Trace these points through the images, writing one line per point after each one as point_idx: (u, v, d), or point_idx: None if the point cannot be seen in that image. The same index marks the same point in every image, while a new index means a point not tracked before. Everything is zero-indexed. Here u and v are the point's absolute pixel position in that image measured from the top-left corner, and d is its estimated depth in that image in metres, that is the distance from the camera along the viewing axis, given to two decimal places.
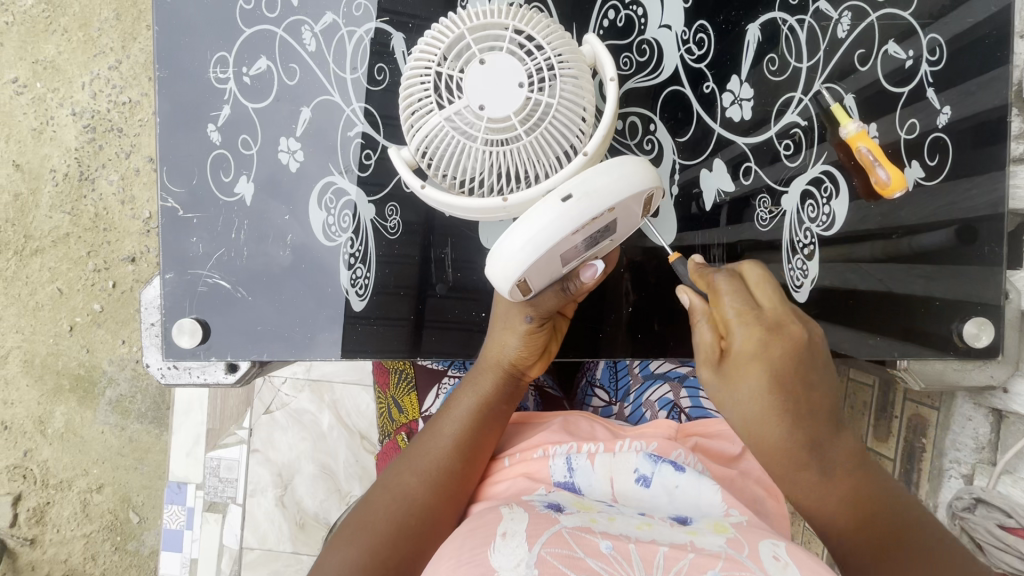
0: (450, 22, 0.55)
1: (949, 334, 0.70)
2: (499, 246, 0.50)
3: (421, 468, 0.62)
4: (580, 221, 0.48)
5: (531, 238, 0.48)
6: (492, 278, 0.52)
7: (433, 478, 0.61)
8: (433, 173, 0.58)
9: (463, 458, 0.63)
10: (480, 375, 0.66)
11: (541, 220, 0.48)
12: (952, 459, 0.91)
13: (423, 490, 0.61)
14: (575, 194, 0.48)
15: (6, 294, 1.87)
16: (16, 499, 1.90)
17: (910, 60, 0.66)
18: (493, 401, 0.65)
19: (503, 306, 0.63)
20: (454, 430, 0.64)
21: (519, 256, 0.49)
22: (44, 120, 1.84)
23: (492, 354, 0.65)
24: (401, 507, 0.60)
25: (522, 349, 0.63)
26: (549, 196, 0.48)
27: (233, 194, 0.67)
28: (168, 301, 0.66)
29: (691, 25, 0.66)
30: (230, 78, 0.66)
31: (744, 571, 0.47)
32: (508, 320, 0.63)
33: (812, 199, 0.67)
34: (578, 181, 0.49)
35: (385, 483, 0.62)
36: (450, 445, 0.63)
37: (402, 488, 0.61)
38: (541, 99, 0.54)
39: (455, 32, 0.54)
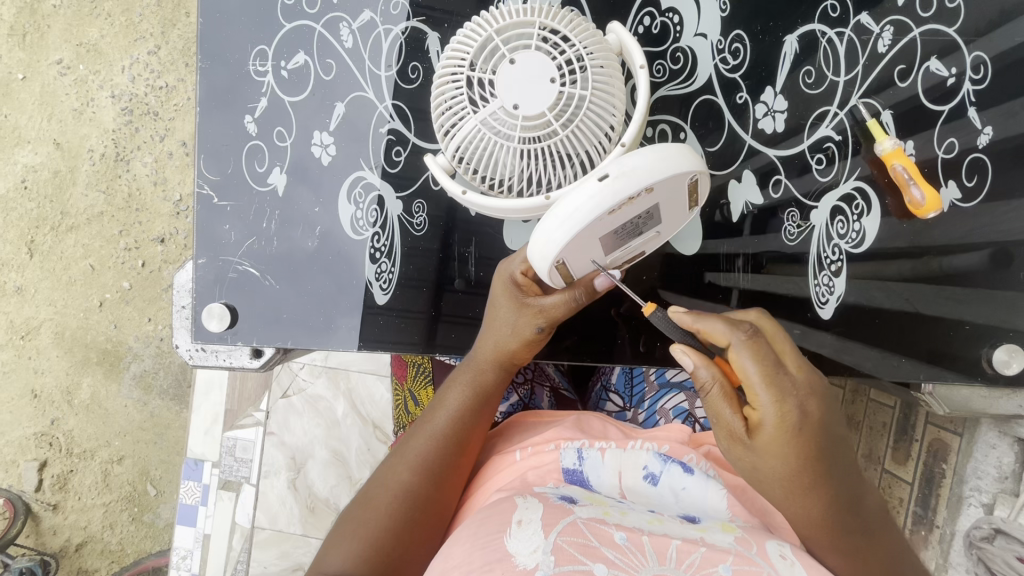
0: (477, 22, 0.57)
1: (977, 359, 0.68)
2: (538, 226, 0.52)
3: (419, 464, 0.62)
4: (618, 198, 0.49)
5: (567, 215, 0.50)
6: (531, 259, 0.54)
7: (429, 472, 0.61)
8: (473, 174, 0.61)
9: (457, 449, 0.63)
10: (477, 370, 0.65)
11: (577, 198, 0.49)
12: (973, 487, 0.89)
13: (420, 487, 0.61)
14: (613, 173, 0.49)
15: (41, 268, 1.94)
16: (42, 465, 1.98)
17: (952, 77, 0.64)
18: (487, 396, 0.65)
19: (506, 311, 0.61)
20: (448, 425, 0.63)
21: (558, 234, 0.50)
22: (84, 101, 1.90)
23: (490, 351, 0.64)
24: (401, 505, 0.60)
25: (522, 346, 0.63)
26: (587, 176, 0.50)
27: (266, 184, 0.68)
28: (200, 285, 0.69)
29: (727, 35, 0.65)
30: (269, 71, 0.68)
31: (753, 567, 0.50)
32: (516, 328, 0.61)
33: (843, 216, 0.66)
34: (615, 162, 0.50)
35: (382, 480, 0.62)
36: (444, 438, 0.63)
37: (398, 486, 0.61)
38: (575, 93, 0.56)
39: (483, 36, 0.56)
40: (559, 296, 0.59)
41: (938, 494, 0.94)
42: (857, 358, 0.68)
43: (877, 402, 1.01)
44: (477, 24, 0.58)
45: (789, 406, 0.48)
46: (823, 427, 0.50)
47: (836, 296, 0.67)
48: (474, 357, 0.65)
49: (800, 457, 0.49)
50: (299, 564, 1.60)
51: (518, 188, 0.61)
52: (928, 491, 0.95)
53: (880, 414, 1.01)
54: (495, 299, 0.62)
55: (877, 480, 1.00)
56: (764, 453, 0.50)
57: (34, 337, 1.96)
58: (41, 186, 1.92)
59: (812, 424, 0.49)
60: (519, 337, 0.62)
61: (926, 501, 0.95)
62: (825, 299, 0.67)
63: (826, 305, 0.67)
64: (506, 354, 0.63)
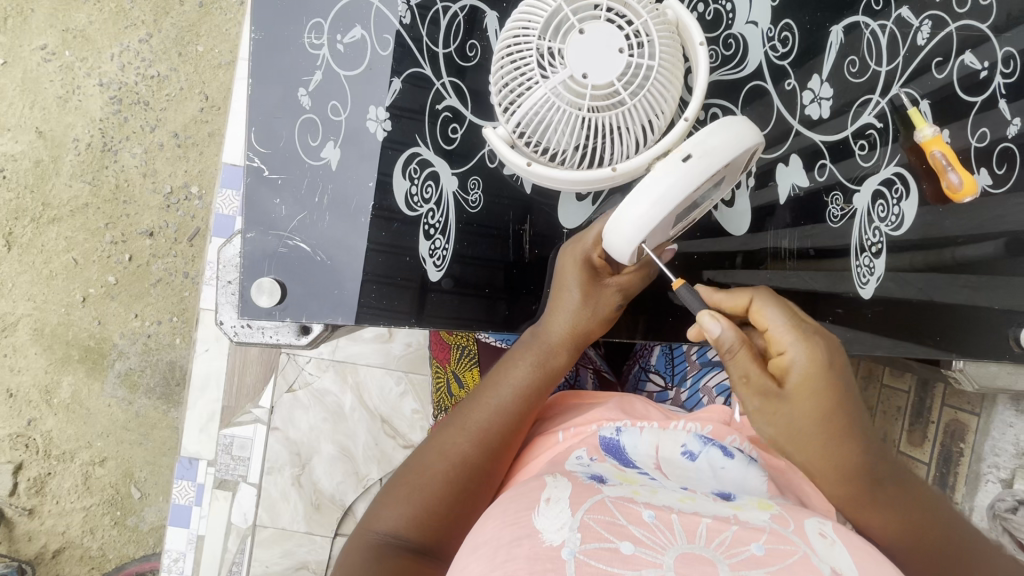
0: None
1: (1007, 339, 0.72)
2: (622, 209, 0.55)
3: (480, 438, 0.62)
4: (703, 175, 0.53)
5: (658, 195, 0.52)
6: (612, 240, 0.56)
7: (489, 445, 0.62)
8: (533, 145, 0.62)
9: (519, 425, 0.64)
10: (546, 349, 0.65)
11: (666, 178, 0.53)
12: (991, 464, 0.95)
13: (481, 458, 0.61)
14: (694, 152, 0.53)
15: (21, 261, 1.86)
16: (17, 468, 1.89)
17: (984, 70, 0.68)
18: (551, 375, 0.65)
19: (576, 286, 0.63)
20: (513, 401, 0.64)
21: (649, 215, 0.53)
22: (70, 89, 1.84)
23: (562, 330, 0.65)
24: (460, 473, 0.60)
25: (594, 325, 0.65)
26: (670, 157, 0.53)
27: (319, 159, 0.68)
28: (248, 260, 0.67)
29: (777, 24, 0.68)
30: (325, 45, 0.67)
31: (788, 545, 0.50)
32: (594, 306, 0.64)
33: (884, 199, 0.69)
34: (693, 142, 0.54)
35: (439, 447, 0.62)
36: (510, 414, 0.63)
37: (458, 455, 0.61)
38: (643, 64, 0.57)
39: (553, 7, 0.57)
40: (636, 270, 0.64)
41: (955, 473, 0.98)
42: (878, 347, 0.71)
43: (892, 388, 1.05)
44: None
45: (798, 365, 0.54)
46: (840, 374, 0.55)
47: (876, 278, 0.70)
48: (546, 336, 0.65)
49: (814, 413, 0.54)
50: (302, 562, 1.56)
51: (577, 159, 0.62)
52: (945, 470, 0.99)
53: (894, 398, 1.05)
54: (569, 277, 0.64)
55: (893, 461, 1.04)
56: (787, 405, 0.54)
57: (11, 333, 1.87)
58: (21, 175, 1.84)
59: (823, 382, 0.54)
60: (596, 316, 0.65)
61: (943, 480, 0.99)
62: (866, 280, 0.70)
63: (866, 285, 0.70)
64: (580, 333, 0.65)
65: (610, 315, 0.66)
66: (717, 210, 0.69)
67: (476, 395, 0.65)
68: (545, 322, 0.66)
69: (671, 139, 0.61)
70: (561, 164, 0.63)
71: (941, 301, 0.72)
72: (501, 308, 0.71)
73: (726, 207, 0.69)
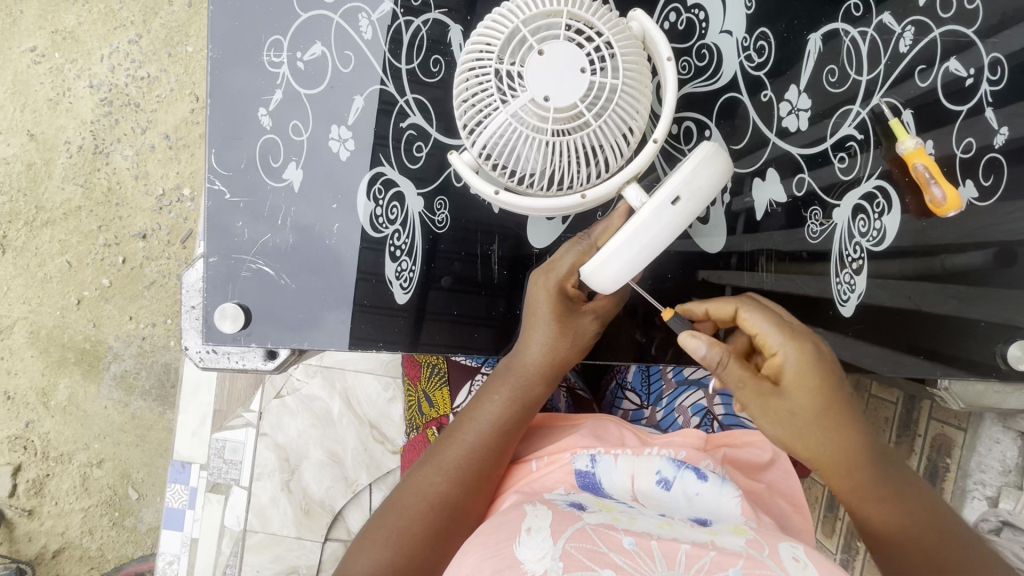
0: (505, 12, 0.55)
1: (993, 356, 0.70)
2: (610, 255, 0.55)
3: (458, 474, 0.59)
4: (686, 219, 0.55)
5: (643, 240, 0.54)
6: (596, 284, 0.57)
7: (466, 480, 0.59)
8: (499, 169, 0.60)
9: (496, 460, 0.61)
10: (525, 379, 0.62)
11: (658, 224, 0.54)
12: (976, 480, 0.92)
13: (459, 496, 0.59)
14: (682, 197, 0.54)
15: (15, 264, 1.86)
16: (16, 470, 1.90)
17: (970, 78, 0.66)
18: (530, 405, 0.63)
19: (557, 316, 0.60)
20: (488, 437, 0.61)
21: (638, 261, 0.55)
22: (61, 91, 1.82)
23: (540, 359, 0.62)
24: (438, 512, 0.58)
25: (570, 353, 0.63)
26: (660, 200, 0.54)
27: (281, 179, 0.66)
28: (211, 284, 0.66)
29: (752, 32, 0.65)
30: (285, 62, 0.65)
31: (765, 570, 0.50)
32: (572, 334, 0.62)
33: (865, 214, 0.67)
34: (679, 180, 0.54)
35: (414, 486, 0.59)
36: (487, 450, 0.61)
37: (435, 493, 0.59)
38: (606, 83, 0.55)
39: (510, 26, 0.54)
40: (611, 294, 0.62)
41: (942, 488, 0.95)
42: (861, 355, 0.69)
43: (879, 399, 1.03)
44: (502, 14, 0.56)
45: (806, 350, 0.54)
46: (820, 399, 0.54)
47: (857, 295, 0.68)
48: (524, 366, 0.63)
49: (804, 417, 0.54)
50: (292, 567, 1.54)
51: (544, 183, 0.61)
52: (931, 485, 0.97)
53: (881, 408, 1.03)
54: (546, 305, 0.60)
55: None
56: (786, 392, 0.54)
57: (7, 336, 1.87)
58: (14, 179, 1.84)
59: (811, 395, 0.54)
60: (574, 344, 0.62)
61: None
62: (846, 297, 0.68)
63: (847, 303, 0.68)
64: (558, 362, 0.62)
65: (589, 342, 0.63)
66: (691, 226, 0.68)
67: (452, 428, 0.62)
68: (521, 352, 0.63)
69: (641, 161, 0.59)
70: (528, 185, 0.61)
71: (929, 311, 0.70)
72: (472, 332, 0.70)
73: (700, 224, 0.67)
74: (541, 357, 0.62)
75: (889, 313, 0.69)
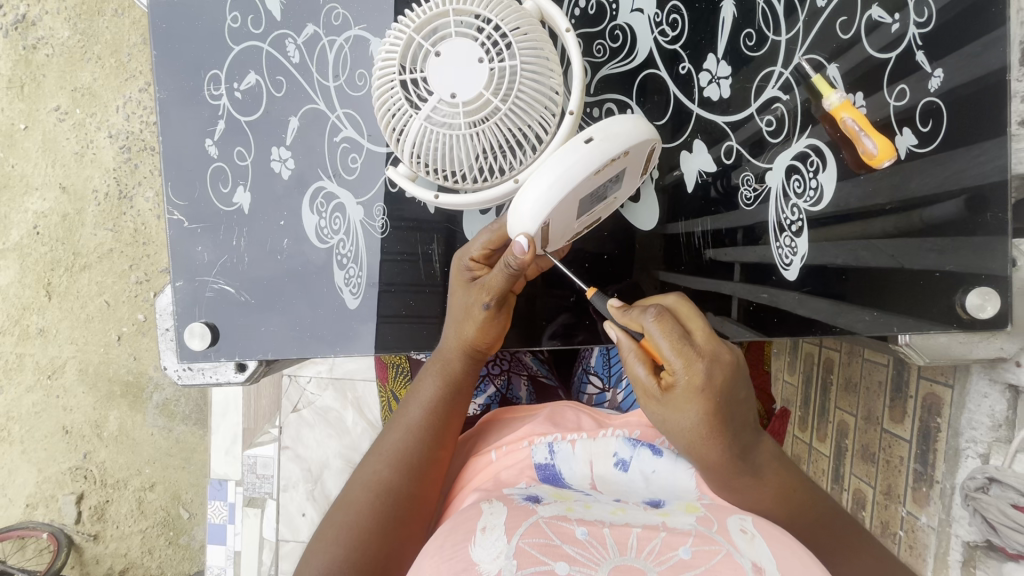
0: (397, 28, 0.58)
1: (951, 306, 0.70)
2: (526, 190, 0.54)
3: (397, 460, 0.62)
4: (602, 157, 0.53)
5: (558, 176, 0.53)
6: (519, 221, 0.55)
7: (406, 465, 0.62)
8: (433, 173, 0.62)
9: (430, 441, 0.64)
10: (447, 362, 0.66)
11: (570, 158, 0.53)
12: (968, 439, 0.89)
13: (401, 481, 0.61)
14: (597, 136, 0.54)
15: (61, 309, 1.99)
16: (79, 497, 2.04)
17: (896, 23, 0.68)
18: (457, 383, 0.67)
19: (461, 299, 0.64)
20: (419, 417, 0.65)
21: (552, 195, 0.53)
22: (84, 144, 1.92)
23: (453, 340, 0.66)
24: (382, 501, 0.60)
25: (476, 329, 0.64)
26: (573, 140, 0.54)
27: (232, 204, 0.71)
28: (180, 307, 0.72)
29: (663, 8, 0.70)
30: (223, 95, 0.70)
31: (715, 547, 0.45)
32: (467, 309, 0.64)
33: (799, 174, 0.71)
34: (597, 126, 0.54)
35: (360, 481, 0.62)
36: (417, 432, 0.64)
37: (379, 483, 0.61)
38: (506, 66, 0.56)
39: (406, 36, 0.57)
40: (495, 271, 0.60)
41: (936, 450, 0.94)
42: (839, 315, 0.71)
43: (872, 362, 1.06)
44: (398, 28, 0.59)
45: (699, 367, 0.50)
46: (725, 392, 0.51)
47: (799, 257, 0.71)
48: (442, 347, 0.67)
49: (704, 415, 0.51)
50: None
51: (482, 175, 0.62)
52: (925, 447, 0.95)
53: (875, 372, 1.05)
54: (451, 289, 0.66)
55: (878, 439, 1.04)
56: (673, 408, 0.52)
57: (60, 375, 2.01)
58: (52, 230, 1.95)
59: (718, 386, 0.50)
60: (474, 320, 0.64)
61: (925, 458, 0.96)
62: (789, 261, 0.71)
63: (790, 266, 0.71)
64: (473, 342, 0.65)
65: (490, 316, 0.63)
66: (624, 207, 0.72)
67: (390, 419, 0.67)
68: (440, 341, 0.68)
69: (564, 132, 0.60)
70: (466, 183, 0.63)
71: (910, 269, 0.70)
72: (423, 330, 0.71)
73: (632, 202, 0.72)
74: (452, 338, 0.66)
75: (861, 271, 0.71)
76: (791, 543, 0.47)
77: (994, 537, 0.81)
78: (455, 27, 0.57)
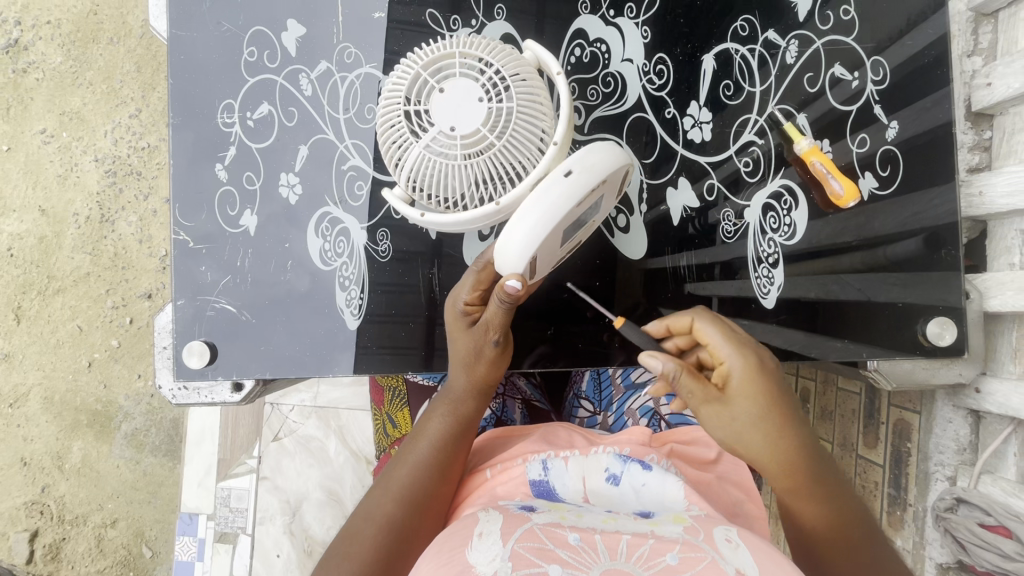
0: (406, 63, 0.63)
1: (915, 334, 0.76)
2: (510, 228, 0.56)
3: (401, 494, 0.63)
4: (583, 190, 0.56)
5: (543, 214, 0.55)
6: (506, 258, 0.57)
7: (409, 500, 0.63)
8: (427, 199, 0.65)
9: (441, 477, 0.65)
10: (455, 400, 0.68)
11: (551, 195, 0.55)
12: (936, 462, 0.94)
13: (404, 515, 0.62)
14: (576, 168, 0.56)
15: (28, 334, 1.93)
16: (33, 535, 1.93)
17: (855, 81, 0.76)
18: (465, 419, 0.68)
19: (466, 340, 0.66)
20: (428, 454, 0.65)
21: (538, 232, 0.55)
22: (68, 167, 1.91)
23: (463, 379, 0.67)
24: (385, 534, 0.61)
25: (486, 366, 0.67)
26: (553, 174, 0.56)
27: (238, 226, 0.73)
28: (179, 326, 0.72)
29: (651, 58, 0.77)
30: (236, 123, 0.74)
31: (700, 553, 0.47)
32: (474, 348, 0.66)
33: (774, 211, 0.76)
34: (575, 158, 0.57)
35: (363, 514, 0.63)
36: (424, 467, 0.65)
37: (382, 517, 0.62)
38: (504, 106, 0.61)
39: (412, 73, 0.61)
40: (492, 308, 0.62)
41: (907, 473, 0.99)
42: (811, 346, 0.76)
43: (844, 390, 1.10)
44: (406, 66, 0.63)
45: (749, 352, 0.61)
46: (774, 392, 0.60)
47: (775, 288, 0.76)
48: (451, 386, 0.68)
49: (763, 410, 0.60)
50: None
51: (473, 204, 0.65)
52: (897, 471, 1.00)
53: (848, 401, 1.09)
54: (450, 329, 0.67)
55: (852, 465, 1.07)
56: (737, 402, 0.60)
57: (22, 404, 1.94)
58: (27, 252, 1.92)
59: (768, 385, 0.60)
60: (484, 357, 0.66)
61: (897, 481, 1.00)
62: (767, 290, 0.76)
63: (768, 295, 0.76)
64: (480, 380, 0.67)
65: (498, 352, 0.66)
66: (615, 237, 0.76)
67: (398, 454, 0.68)
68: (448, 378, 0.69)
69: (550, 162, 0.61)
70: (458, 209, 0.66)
71: (875, 302, 0.76)
72: (422, 350, 0.74)
73: (622, 232, 0.76)
74: (460, 375, 0.67)
75: (831, 304, 0.76)
76: (774, 552, 0.48)
77: (963, 556, 0.86)
78: (458, 68, 0.62)
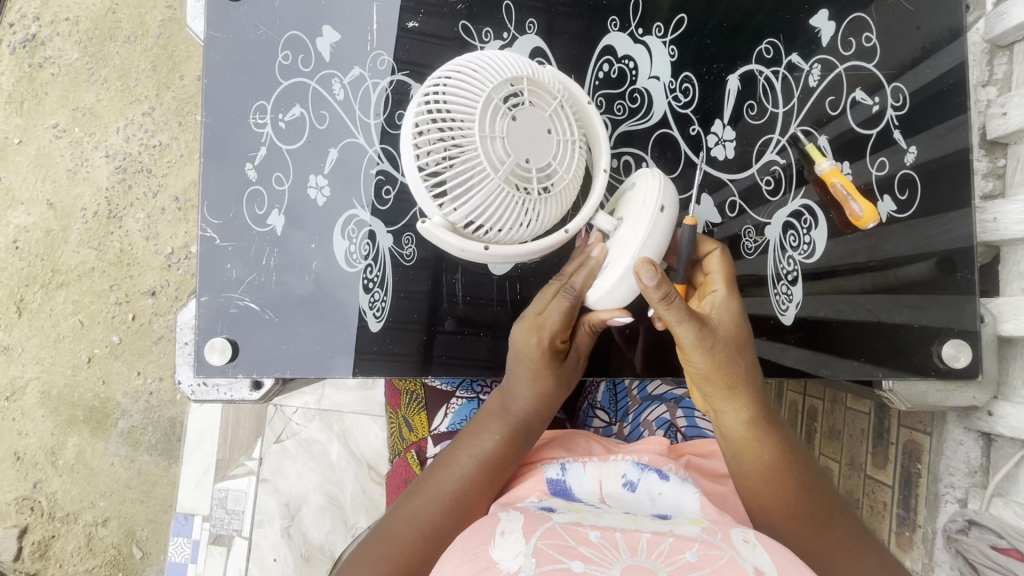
0: (473, 85, 0.59)
1: (930, 356, 0.77)
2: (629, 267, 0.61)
3: (448, 501, 0.61)
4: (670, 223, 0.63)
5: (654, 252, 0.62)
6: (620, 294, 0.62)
7: (455, 509, 0.61)
8: (490, 232, 0.61)
9: (485, 490, 0.64)
10: (520, 419, 0.68)
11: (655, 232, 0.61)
12: (947, 484, 0.95)
13: (447, 522, 0.60)
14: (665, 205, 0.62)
15: (29, 327, 1.92)
16: (22, 532, 1.91)
17: (876, 105, 0.78)
18: (523, 437, 0.68)
19: (551, 366, 0.67)
20: (479, 466, 0.64)
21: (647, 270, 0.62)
22: (79, 162, 1.92)
23: (531, 399, 0.68)
24: (427, 541, 0.59)
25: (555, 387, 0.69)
26: (651, 211, 0.61)
27: (265, 225, 0.74)
28: (202, 322, 0.73)
29: (677, 77, 0.78)
30: (268, 124, 0.75)
31: (719, 551, 0.47)
32: (558, 372, 0.68)
33: (794, 229, 0.78)
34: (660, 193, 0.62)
35: (404, 516, 0.60)
36: (476, 478, 0.63)
37: (425, 523, 0.59)
38: (572, 139, 0.62)
39: (487, 97, 0.57)
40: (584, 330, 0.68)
41: (916, 494, 0.99)
42: (828, 364, 0.77)
43: (853, 410, 1.10)
44: (468, 84, 0.59)
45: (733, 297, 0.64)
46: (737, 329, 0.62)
47: (794, 304, 0.77)
48: (517, 404, 0.68)
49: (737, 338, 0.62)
50: None
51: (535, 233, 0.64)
52: (906, 492, 1.01)
53: (857, 421, 1.10)
54: (523, 351, 0.67)
55: (860, 485, 1.08)
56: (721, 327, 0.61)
57: (19, 398, 1.92)
58: (33, 245, 1.92)
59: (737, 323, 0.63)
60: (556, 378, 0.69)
61: (907, 502, 1.01)
62: (786, 307, 0.77)
63: (787, 312, 0.77)
64: (545, 400, 0.69)
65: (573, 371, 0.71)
66: None
67: (440, 461, 0.65)
68: (510, 393, 0.69)
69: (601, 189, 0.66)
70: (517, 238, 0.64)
71: (891, 323, 0.77)
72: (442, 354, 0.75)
73: None
74: (531, 395, 0.68)
75: (848, 323, 0.77)
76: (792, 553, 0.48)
77: None
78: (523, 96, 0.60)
